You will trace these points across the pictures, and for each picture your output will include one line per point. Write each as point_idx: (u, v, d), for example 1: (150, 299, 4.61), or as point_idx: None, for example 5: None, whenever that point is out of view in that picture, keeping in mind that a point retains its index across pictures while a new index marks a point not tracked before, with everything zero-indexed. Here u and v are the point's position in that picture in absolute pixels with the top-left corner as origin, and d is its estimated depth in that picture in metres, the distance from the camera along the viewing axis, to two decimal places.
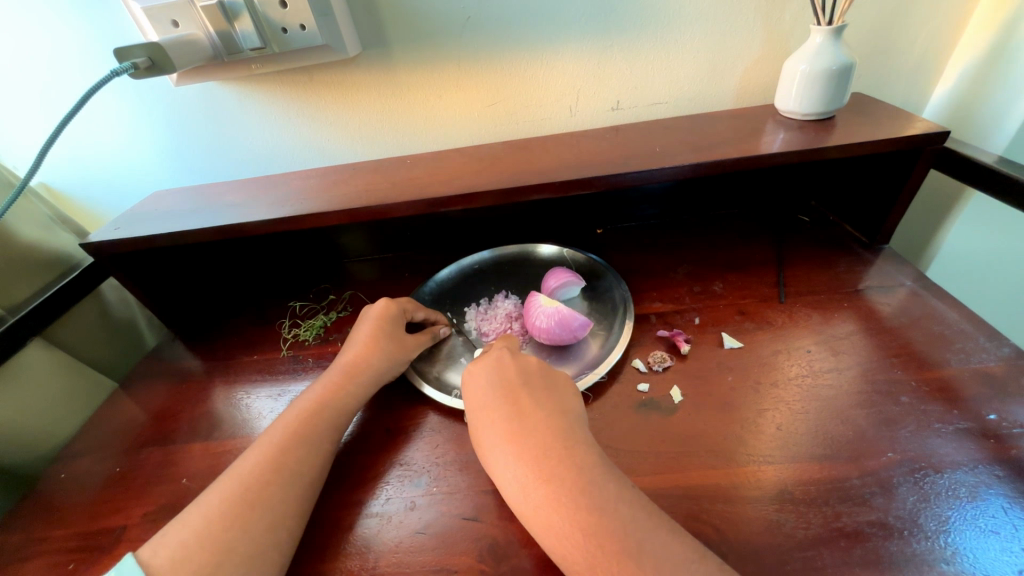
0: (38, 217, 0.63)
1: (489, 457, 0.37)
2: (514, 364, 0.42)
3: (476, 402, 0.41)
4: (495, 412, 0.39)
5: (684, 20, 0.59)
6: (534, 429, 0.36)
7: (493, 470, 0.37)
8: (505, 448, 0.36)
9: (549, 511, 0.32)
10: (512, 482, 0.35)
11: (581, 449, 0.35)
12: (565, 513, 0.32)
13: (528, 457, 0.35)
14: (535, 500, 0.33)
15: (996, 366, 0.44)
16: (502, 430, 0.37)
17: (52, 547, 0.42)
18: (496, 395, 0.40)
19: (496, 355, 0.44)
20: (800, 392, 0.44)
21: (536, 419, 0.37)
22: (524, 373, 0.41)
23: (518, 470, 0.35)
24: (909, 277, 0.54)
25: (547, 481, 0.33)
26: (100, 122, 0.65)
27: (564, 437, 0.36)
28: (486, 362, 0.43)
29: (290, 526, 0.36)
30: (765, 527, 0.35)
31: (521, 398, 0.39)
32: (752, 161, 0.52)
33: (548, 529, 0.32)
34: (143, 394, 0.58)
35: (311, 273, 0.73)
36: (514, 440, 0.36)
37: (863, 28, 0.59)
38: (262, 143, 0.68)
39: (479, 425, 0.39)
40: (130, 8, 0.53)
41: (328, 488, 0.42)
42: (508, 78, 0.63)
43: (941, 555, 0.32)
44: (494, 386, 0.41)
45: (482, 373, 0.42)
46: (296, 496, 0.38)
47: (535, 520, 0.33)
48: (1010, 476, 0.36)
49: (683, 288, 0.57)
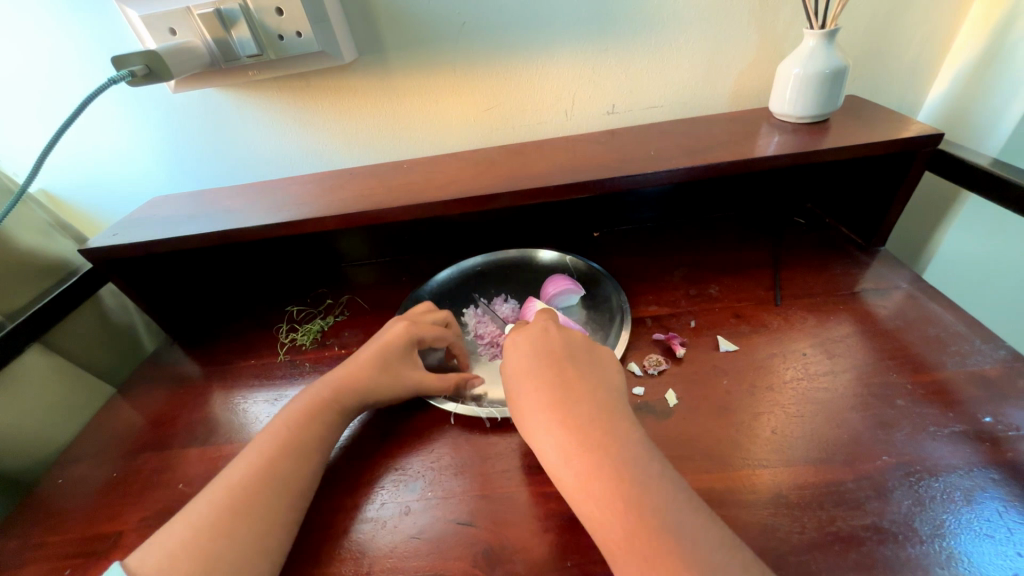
0: (37, 223, 0.64)
1: (530, 424, 0.38)
2: (560, 337, 0.41)
3: (517, 370, 0.40)
4: (538, 384, 0.38)
5: (679, 23, 0.59)
6: (578, 402, 0.36)
7: (532, 437, 0.37)
8: (548, 417, 0.36)
9: (590, 480, 0.32)
10: (553, 449, 0.35)
11: (626, 424, 0.35)
12: (607, 483, 0.32)
13: (572, 428, 0.35)
14: (577, 467, 0.33)
15: (992, 368, 0.43)
16: (546, 398, 0.37)
17: (50, 553, 0.43)
18: (543, 363, 0.39)
19: (541, 324, 0.43)
20: (796, 395, 0.44)
21: (580, 392, 0.37)
22: (568, 345, 0.41)
23: (560, 438, 0.35)
24: (905, 279, 0.54)
25: (590, 451, 0.33)
26: (100, 128, 0.65)
27: (608, 412, 0.36)
28: (530, 332, 0.42)
29: (279, 532, 0.37)
30: (760, 531, 0.35)
31: (566, 369, 0.39)
32: (746, 164, 0.52)
33: (590, 502, 0.32)
34: (141, 399, 0.58)
35: (309, 278, 0.73)
36: (556, 411, 0.36)
37: (858, 31, 0.59)
38: (261, 148, 0.68)
39: (521, 392, 0.39)
40: (128, 17, 0.54)
41: (319, 491, 0.42)
42: (504, 84, 0.64)
43: (936, 560, 0.32)
44: (538, 356, 0.40)
45: (526, 343, 0.41)
46: (285, 505, 0.38)
47: (575, 491, 0.33)
48: (1006, 479, 0.36)
49: (679, 290, 0.57)
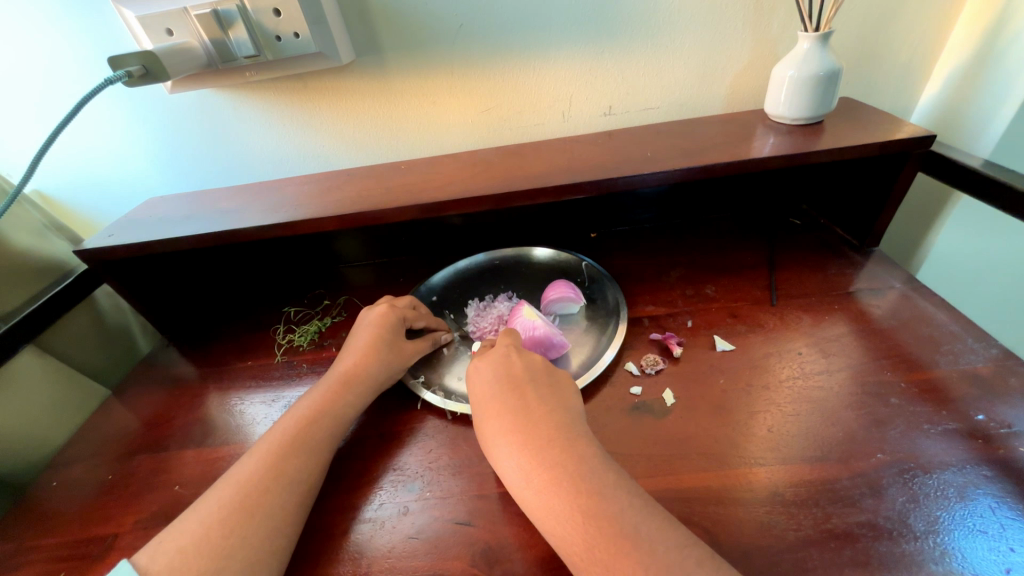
0: (32, 224, 0.64)
1: (492, 448, 0.38)
2: (520, 363, 0.42)
3: (480, 394, 0.41)
4: (497, 407, 0.39)
5: (674, 26, 0.60)
6: (538, 422, 0.37)
7: (495, 461, 0.37)
8: (509, 440, 0.37)
9: (552, 498, 0.33)
10: (515, 471, 0.35)
11: (586, 443, 0.35)
12: (569, 499, 0.32)
13: (531, 446, 0.35)
14: (538, 488, 0.33)
15: (985, 367, 0.44)
16: (506, 421, 0.38)
17: (43, 556, 0.42)
18: (502, 387, 0.40)
19: (504, 350, 0.44)
20: (792, 394, 0.44)
21: (540, 412, 0.37)
22: (529, 370, 0.41)
23: (521, 460, 0.35)
24: (899, 279, 0.55)
25: (550, 471, 0.34)
26: (95, 129, 0.65)
27: (568, 431, 0.36)
28: (492, 358, 0.43)
29: (285, 533, 0.36)
30: (757, 529, 0.35)
31: (527, 392, 0.39)
32: (742, 165, 0.52)
33: (549, 515, 0.32)
34: (137, 400, 0.58)
35: (306, 279, 0.73)
36: (517, 432, 0.37)
37: (851, 34, 0.60)
38: (257, 149, 0.68)
39: (483, 416, 0.40)
40: (124, 15, 0.54)
41: (321, 495, 0.42)
42: (500, 86, 0.64)
43: (930, 556, 0.32)
44: (500, 380, 0.41)
45: (487, 368, 0.42)
46: (289, 500, 0.37)
47: (538, 509, 0.33)
48: (998, 476, 0.36)
49: (676, 291, 0.58)
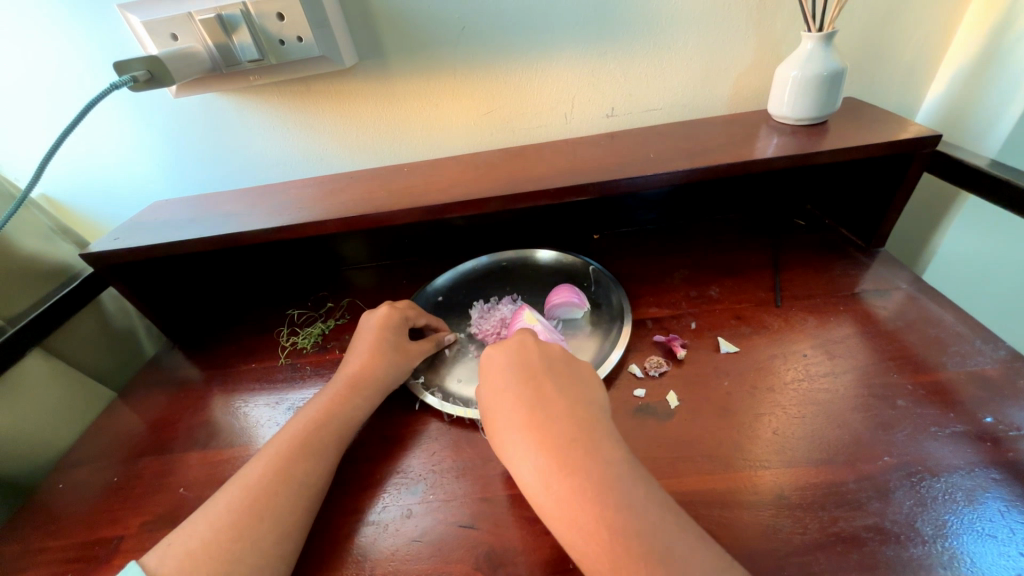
0: (39, 228, 0.64)
1: (507, 446, 0.37)
2: (537, 350, 0.42)
3: (495, 386, 0.41)
4: (514, 401, 0.38)
5: (676, 27, 0.59)
6: (558, 421, 0.36)
7: (510, 459, 0.37)
8: (525, 438, 0.36)
9: (570, 503, 0.32)
10: (531, 472, 0.35)
11: (606, 445, 0.35)
12: (587, 508, 0.32)
13: (546, 447, 0.35)
14: (556, 492, 0.33)
15: (993, 368, 0.43)
16: (523, 416, 0.37)
17: (49, 558, 0.42)
18: (519, 381, 0.40)
19: (519, 338, 0.43)
20: (798, 396, 0.44)
21: (559, 410, 0.37)
22: (548, 359, 0.41)
23: (539, 459, 0.35)
24: (905, 280, 0.55)
25: (569, 475, 0.33)
26: (101, 134, 0.66)
27: (588, 431, 0.36)
28: (509, 347, 0.43)
29: (292, 536, 0.36)
30: (763, 532, 0.35)
31: (544, 387, 0.39)
32: (746, 165, 0.52)
33: (567, 523, 0.32)
34: (143, 403, 0.58)
35: (310, 281, 0.73)
36: (535, 429, 0.36)
37: (855, 33, 0.60)
38: (261, 152, 0.69)
39: (497, 409, 0.39)
40: (130, 21, 0.54)
41: (326, 498, 0.42)
42: (503, 88, 0.64)
43: (939, 560, 0.32)
44: (516, 371, 0.40)
45: (504, 358, 0.42)
46: (291, 504, 0.37)
47: (553, 512, 0.33)
48: (1007, 479, 0.36)
49: (680, 292, 0.58)
